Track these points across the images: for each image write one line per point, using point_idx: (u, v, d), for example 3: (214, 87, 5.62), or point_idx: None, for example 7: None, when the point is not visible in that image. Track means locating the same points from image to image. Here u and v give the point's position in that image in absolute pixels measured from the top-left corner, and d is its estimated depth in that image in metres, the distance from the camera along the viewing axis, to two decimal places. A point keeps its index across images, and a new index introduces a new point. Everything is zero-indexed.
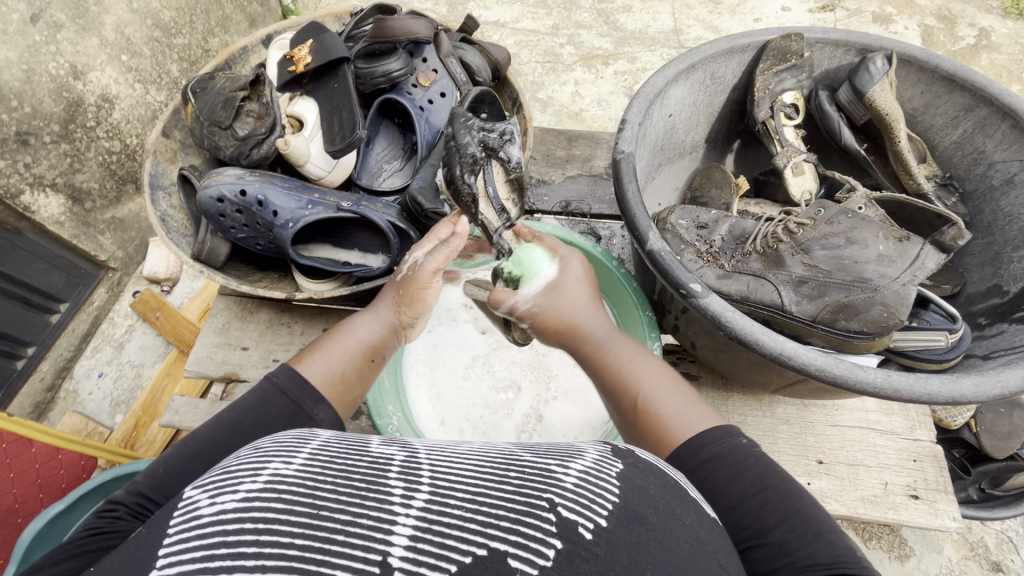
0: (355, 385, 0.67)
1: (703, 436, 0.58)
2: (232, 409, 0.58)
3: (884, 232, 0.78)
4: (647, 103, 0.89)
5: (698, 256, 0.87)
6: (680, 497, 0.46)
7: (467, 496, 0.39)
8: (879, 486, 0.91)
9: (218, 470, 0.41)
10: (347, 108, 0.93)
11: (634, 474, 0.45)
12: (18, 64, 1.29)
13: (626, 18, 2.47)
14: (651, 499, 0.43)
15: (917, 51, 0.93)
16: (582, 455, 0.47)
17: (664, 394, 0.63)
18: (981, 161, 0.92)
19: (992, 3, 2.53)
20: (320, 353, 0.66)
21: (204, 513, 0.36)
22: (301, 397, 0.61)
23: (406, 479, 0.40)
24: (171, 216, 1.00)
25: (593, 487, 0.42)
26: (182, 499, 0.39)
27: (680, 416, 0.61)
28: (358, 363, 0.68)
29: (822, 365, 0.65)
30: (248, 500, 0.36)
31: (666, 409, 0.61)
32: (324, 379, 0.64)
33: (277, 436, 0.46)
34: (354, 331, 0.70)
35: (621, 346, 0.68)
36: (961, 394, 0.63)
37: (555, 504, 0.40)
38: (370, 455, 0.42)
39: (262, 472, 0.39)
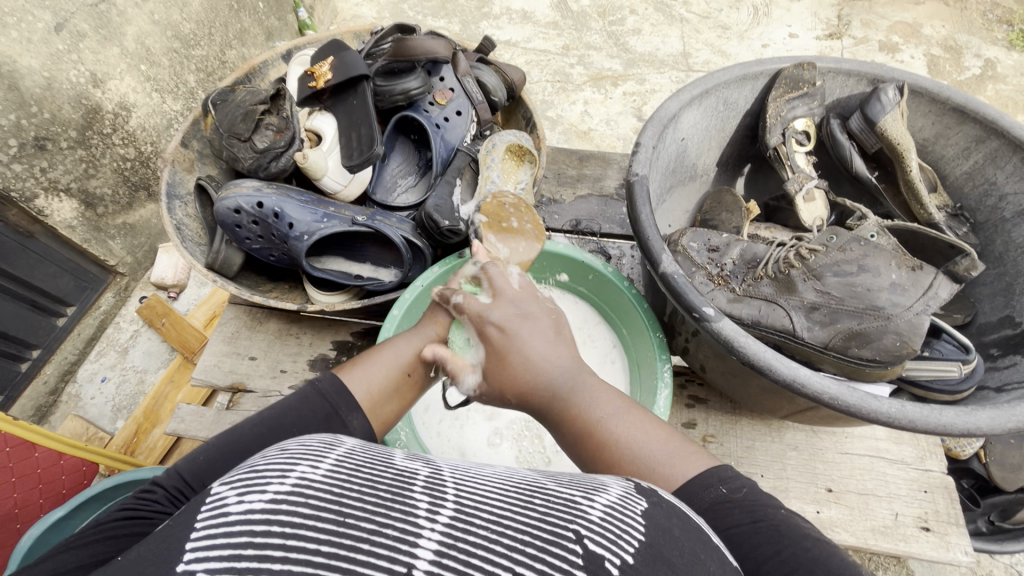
0: (390, 403, 0.63)
1: (694, 484, 0.51)
2: (273, 407, 0.59)
3: (897, 261, 0.77)
4: (661, 127, 0.90)
5: (709, 279, 0.88)
6: (704, 543, 0.44)
7: (491, 519, 0.39)
8: (889, 517, 0.90)
9: (247, 468, 0.41)
10: (366, 125, 0.95)
11: (658, 514, 0.44)
12: (40, 71, 1.31)
13: (635, 40, 2.52)
14: (676, 542, 0.42)
15: (928, 83, 0.94)
16: (606, 489, 0.46)
17: (642, 436, 0.55)
18: (992, 192, 0.93)
19: (998, 34, 2.57)
20: (360, 366, 0.64)
21: (232, 511, 0.36)
22: (338, 403, 0.60)
23: (431, 496, 0.40)
24: (187, 224, 1.01)
25: (620, 522, 0.41)
26: (210, 495, 0.39)
27: (663, 461, 0.53)
28: (394, 380, 0.64)
29: (837, 393, 0.64)
30: (276, 502, 0.36)
31: (646, 454, 0.54)
32: (362, 390, 0.62)
33: (302, 439, 0.46)
34: (398, 347, 0.66)
35: (594, 402, 0.58)
36: (976, 427, 0.62)
37: (581, 535, 0.39)
38: (395, 469, 0.43)
39: (291, 475, 0.39)
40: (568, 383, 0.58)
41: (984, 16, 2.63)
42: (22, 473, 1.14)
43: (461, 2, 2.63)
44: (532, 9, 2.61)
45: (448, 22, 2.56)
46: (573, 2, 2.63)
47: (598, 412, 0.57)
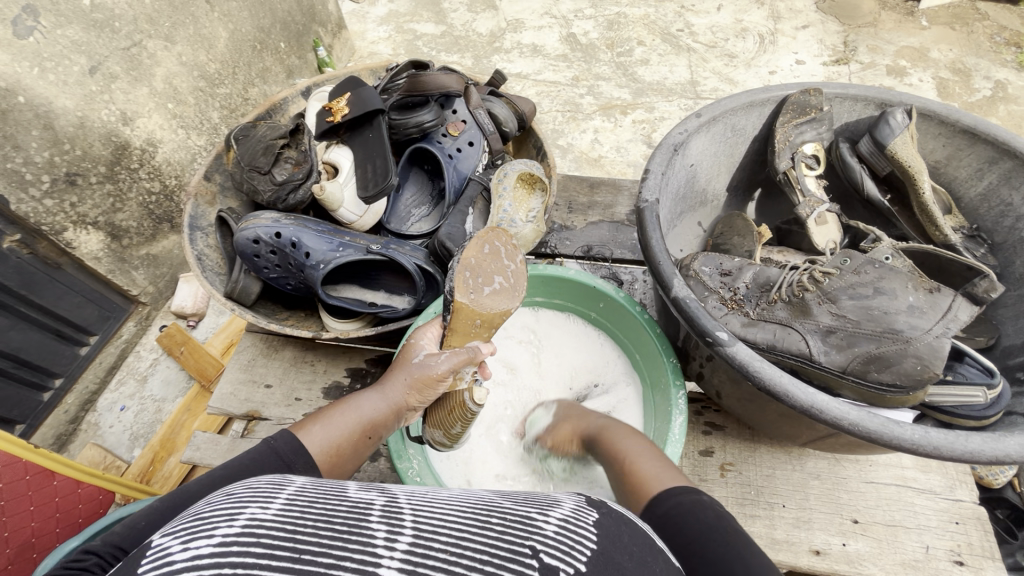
0: (348, 458, 0.67)
1: (674, 489, 0.61)
2: (223, 465, 0.58)
3: (913, 283, 0.76)
4: (669, 154, 0.92)
5: (722, 303, 0.88)
6: (650, 547, 0.47)
7: (450, 541, 0.40)
8: (920, 551, 0.86)
9: (191, 518, 0.41)
10: (381, 157, 0.98)
11: (608, 523, 0.47)
12: (74, 111, 1.37)
13: (644, 70, 2.57)
14: (625, 546, 0.45)
15: (936, 106, 0.95)
16: (559, 505, 0.48)
17: (651, 460, 0.68)
18: (1009, 213, 0.92)
19: (1007, 56, 2.58)
20: (321, 422, 0.66)
21: (177, 559, 0.35)
22: (295, 463, 0.61)
23: (389, 524, 0.40)
24: (207, 255, 1.04)
25: (573, 535, 0.43)
26: (152, 546, 0.38)
27: (656, 473, 0.65)
28: (356, 437, 0.68)
29: (856, 420, 0.63)
30: (225, 545, 0.36)
31: (644, 468, 0.67)
32: (321, 450, 0.64)
33: (248, 483, 0.46)
34: (361, 405, 0.70)
35: (626, 434, 0.75)
36: (1006, 454, 0.60)
37: (537, 550, 0.41)
38: (349, 501, 0.43)
39: (239, 517, 0.39)
40: (603, 425, 0.79)
41: (992, 38, 2.65)
42: (40, 501, 1.15)
43: (474, 38, 2.72)
44: (542, 43, 2.69)
45: (461, 56, 2.65)
46: (582, 35, 2.71)
47: (631, 441, 0.72)
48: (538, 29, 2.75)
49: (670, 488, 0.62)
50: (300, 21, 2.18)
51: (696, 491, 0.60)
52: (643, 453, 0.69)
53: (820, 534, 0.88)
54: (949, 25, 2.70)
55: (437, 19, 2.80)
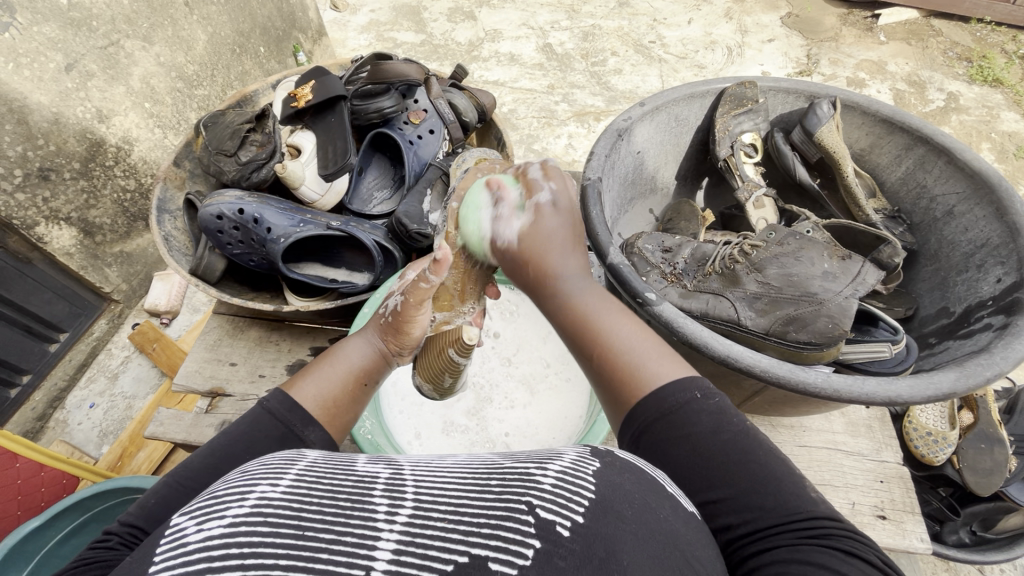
0: (346, 410, 0.67)
1: (675, 388, 0.53)
2: (222, 437, 0.59)
3: (828, 252, 0.83)
4: (613, 138, 0.98)
5: (663, 277, 0.94)
6: (657, 492, 0.48)
7: (449, 509, 0.41)
8: (846, 507, 0.92)
9: (206, 497, 0.43)
10: (342, 139, 1.03)
11: (609, 472, 0.47)
12: (49, 108, 1.40)
13: (617, 79, 2.67)
14: (626, 494, 0.45)
15: (858, 98, 1.03)
16: (561, 455, 0.49)
17: (629, 337, 0.58)
18: (924, 195, 0.99)
19: (959, 70, 2.74)
20: (310, 377, 0.67)
21: (191, 541, 0.38)
22: (292, 420, 0.62)
23: (391, 496, 0.42)
24: (174, 236, 1.08)
25: (571, 486, 0.44)
26: (170, 527, 0.41)
27: (645, 364, 0.56)
28: (350, 388, 0.68)
29: (767, 366, 0.68)
30: (234, 525, 0.38)
31: (631, 357, 0.56)
32: (317, 405, 0.64)
33: (263, 460, 0.48)
34: (347, 355, 0.70)
35: (595, 301, 0.61)
36: (897, 395, 0.65)
37: (534, 506, 0.42)
38: (355, 475, 0.45)
39: (249, 496, 0.41)
40: (580, 289, 0.62)
41: (945, 54, 2.81)
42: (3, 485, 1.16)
43: (452, 47, 2.80)
44: (520, 52, 2.78)
45: (440, 64, 2.72)
46: (558, 46, 2.80)
47: (605, 317, 0.60)
48: (515, 39, 2.84)
49: (669, 386, 0.54)
50: (280, 27, 2.23)
51: (694, 388, 0.53)
52: (622, 331, 0.59)
53: None
54: (905, 41, 2.85)
55: (417, 28, 2.88)
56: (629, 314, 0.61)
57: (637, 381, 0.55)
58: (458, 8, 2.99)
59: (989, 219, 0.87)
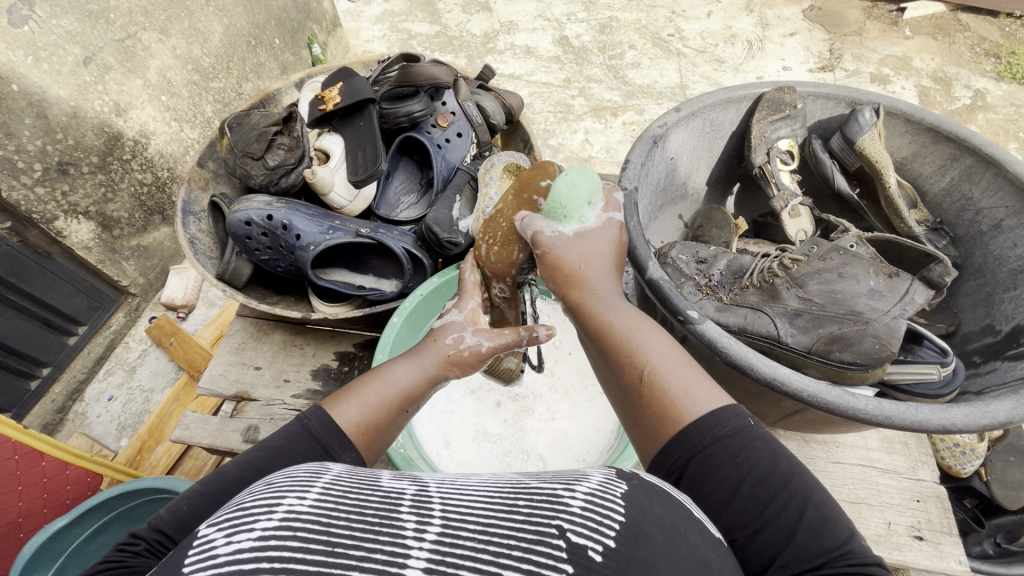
0: (384, 435, 0.64)
1: (717, 417, 0.52)
2: (258, 448, 0.55)
3: (874, 268, 0.81)
4: (649, 146, 0.96)
5: (698, 289, 0.92)
6: (684, 516, 0.47)
7: (478, 528, 0.40)
8: (882, 526, 0.90)
9: (232, 507, 0.42)
10: (370, 144, 1.03)
11: (637, 495, 0.47)
12: (67, 101, 1.39)
13: (634, 73, 2.62)
14: (656, 519, 0.45)
15: (903, 105, 0.99)
16: (588, 478, 0.48)
17: (660, 354, 0.59)
18: (969, 207, 0.96)
19: (986, 67, 2.66)
20: (353, 398, 0.63)
21: (220, 552, 0.37)
22: (330, 444, 0.58)
23: (418, 513, 0.41)
24: (199, 239, 1.07)
25: (600, 509, 0.44)
26: (196, 539, 0.39)
27: (687, 394, 0.54)
28: (393, 412, 0.64)
29: (816, 391, 0.67)
30: (264, 539, 0.37)
31: (672, 385, 0.56)
32: (357, 429, 0.60)
33: (287, 472, 0.47)
34: (396, 376, 0.67)
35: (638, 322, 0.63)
36: (952, 423, 0.63)
37: (565, 530, 0.41)
38: (381, 490, 0.44)
39: (278, 509, 0.40)
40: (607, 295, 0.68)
41: (972, 49, 2.73)
42: (29, 482, 1.17)
43: (467, 39, 2.76)
44: (535, 44, 2.73)
45: (455, 56, 2.68)
46: (574, 38, 2.76)
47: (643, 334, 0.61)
48: (531, 31, 2.79)
49: (715, 414, 0.52)
50: (295, 18, 2.20)
51: (739, 416, 0.52)
52: (659, 350, 0.59)
53: None
54: (931, 36, 2.77)
55: (431, 19, 2.84)
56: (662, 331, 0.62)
57: (676, 413, 0.53)
58: None
59: None
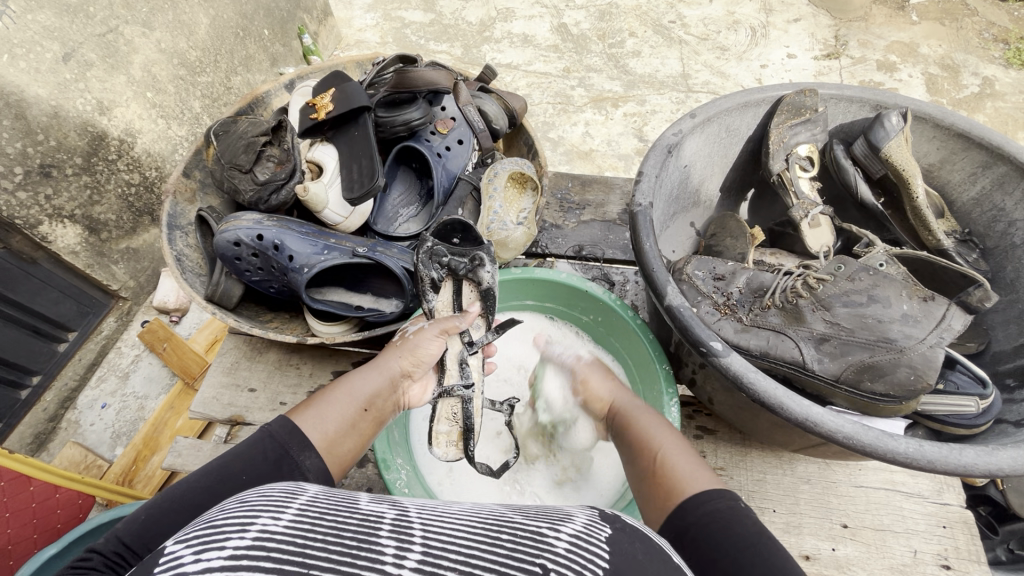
0: (349, 438, 0.67)
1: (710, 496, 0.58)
2: (218, 457, 0.58)
3: (907, 291, 0.76)
4: (664, 155, 0.90)
5: (716, 309, 0.86)
6: (665, 561, 0.46)
7: (460, 559, 0.39)
8: (908, 554, 0.87)
9: (202, 525, 0.40)
10: (367, 157, 0.96)
11: (621, 539, 0.46)
12: (47, 100, 1.31)
13: (635, 62, 2.54)
14: (637, 564, 0.43)
15: (931, 109, 0.94)
16: (571, 518, 0.47)
17: (666, 440, 0.69)
18: (1001, 219, 0.91)
19: (995, 53, 2.58)
20: (316, 406, 0.67)
21: (188, 570, 0.35)
22: (290, 444, 0.61)
23: (398, 539, 0.40)
24: (187, 255, 1.01)
25: (585, 552, 0.42)
26: (164, 554, 0.37)
27: (689, 474, 0.62)
28: (353, 415, 0.69)
29: (851, 433, 0.62)
30: (235, 557, 0.35)
31: (677, 468, 0.63)
32: (319, 433, 0.64)
33: (260, 490, 0.45)
34: (353, 384, 0.72)
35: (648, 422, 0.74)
36: (998, 467, 0.60)
37: (549, 568, 0.39)
38: (360, 513, 0.42)
39: (250, 528, 0.38)
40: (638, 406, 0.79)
41: (981, 34, 2.64)
42: (16, 508, 1.12)
43: (463, 27, 2.66)
44: (533, 32, 2.64)
45: (450, 45, 2.59)
46: (573, 26, 2.66)
47: (650, 425, 0.73)
48: (529, 19, 2.69)
49: (710, 493, 0.59)
50: (284, 7, 2.11)
51: (733, 498, 0.58)
52: (668, 441, 0.68)
53: (810, 538, 0.88)
54: (939, 20, 2.67)
55: (425, 7, 2.73)
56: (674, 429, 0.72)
57: (680, 487, 0.61)
58: None
59: None
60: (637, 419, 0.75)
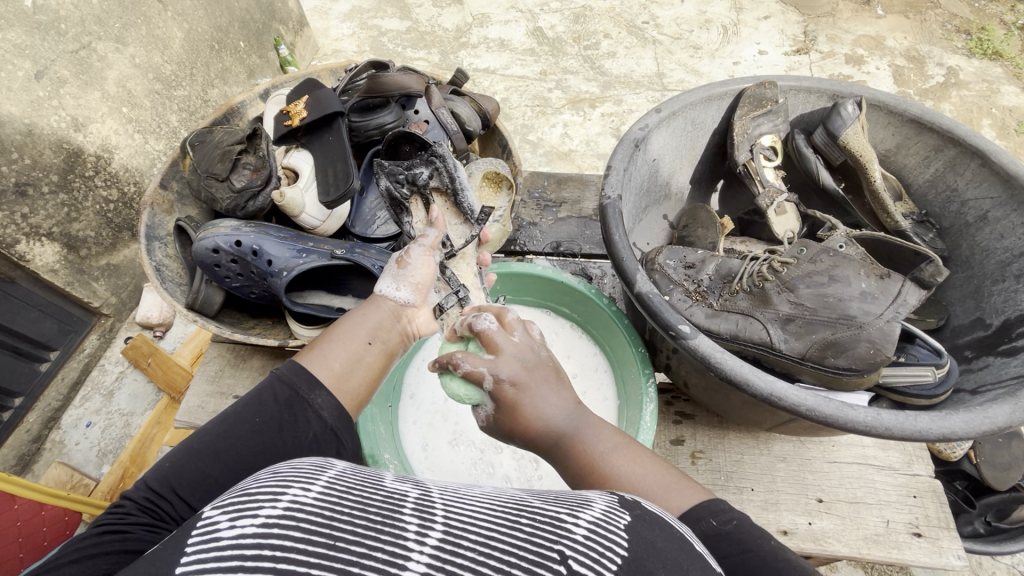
0: (357, 375, 0.65)
1: (693, 517, 0.51)
2: (234, 405, 0.60)
3: (865, 270, 0.79)
4: (631, 149, 0.93)
5: (687, 295, 0.89)
6: (684, 550, 0.43)
7: (479, 539, 0.39)
8: (881, 525, 0.90)
9: (240, 491, 0.42)
10: (341, 161, 0.98)
11: (640, 528, 0.43)
12: (21, 119, 1.30)
13: (611, 63, 2.58)
14: (658, 553, 0.41)
15: (884, 97, 0.98)
16: (590, 505, 0.46)
17: (635, 472, 0.56)
18: (954, 198, 0.96)
19: (958, 43, 2.65)
20: (318, 345, 0.66)
21: (223, 536, 0.37)
22: (298, 385, 0.61)
23: (421, 517, 0.40)
24: (166, 265, 1.01)
25: (604, 539, 0.41)
26: (201, 518, 0.39)
27: (658, 501, 0.53)
28: (360, 352, 0.66)
29: (813, 405, 0.65)
30: (266, 527, 0.37)
31: (641, 496, 0.54)
32: (324, 371, 0.63)
33: (294, 462, 0.46)
34: (352, 316, 0.70)
35: (594, 437, 0.59)
36: (952, 432, 0.63)
37: (566, 555, 0.39)
38: (385, 490, 0.43)
39: (283, 498, 0.39)
40: (572, 426, 0.60)
41: (943, 26, 2.72)
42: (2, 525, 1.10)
43: (440, 34, 2.68)
44: (509, 37, 2.67)
45: (428, 52, 2.61)
46: (549, 29, 2.70)
47: (607, 459, 0.57)
48: (505, 23, 2.72)
49: (690, 514, 0.52)
50: (258, 19, 2.12)
51: (715, 511, 0.51)
52: (635, 472, 0.56)
53: (787, 514, 0.91)
54: (903, 14, 2.75)
55: (401, 14, 2.75)
56: (633, 447, 0.59)
57: None
58: None
59: None
60: (583, 444, 0.59)
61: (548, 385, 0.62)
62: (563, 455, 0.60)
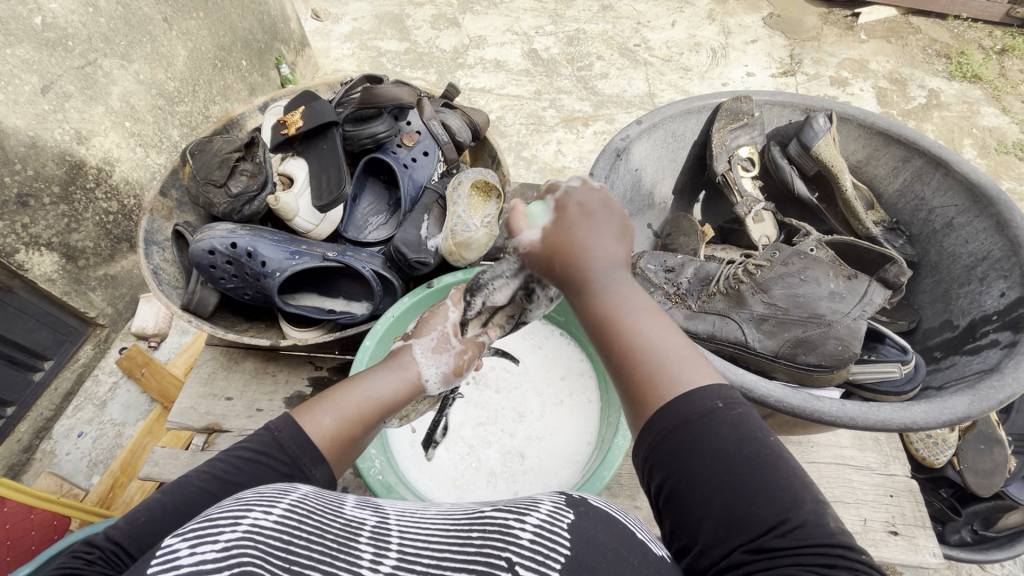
0: (356, 444, 0.63)
1: (696, 397, 0.49)
2: (226, 458, 0.56)
3: (834, 271, 0.83)
4: (612, 158, 0.97)
5: (666, 298, 0.92)
6: (630, 545, 0.46)
7: (431, 562, 0.42)
8: (859, 523, 0.92)
9: (200, 518, 0.42)
10: (334, 168, 1.02)
11: (584, 524, 0.45)
12: (25, 131, 1.35)
13: (603, 83, 2.66)
14: (598, 548, 0.44)
15: (854, 111, 1.03)
16: (537, 505, 0.47)
17: (658, 339, 0.54)
18: (922, 207, 1.00)
19: (939, 67, 2.75)
20: (328, 405, 0.62)
21: (184, 562, 0.37)
22: (301, 457, 0.58)
23: (375, 544, 0.43)
24: (163, 269, 1.04)
25: (549, 540, 0.43)
26: (160, 547, 0.39)
27: (671, 370, 0.51)
28: (365, 423, 0.63)
29: (781, 396, 0.68)
30: (227, 549, 0.38)
31: (655, 359, 0.52)
32: (326, 438, 0.60)
33: (255, 489, 0.47)
34: (373, 386, 0.65)
35: (627, 296, 0.57)
36: (912, 421, 0.66)
37: (514, 562, 0.41)
38: (343, 517, 0.45)
39: (242, 521, 0.40)
40: (614, 279, 0.58)
41: (925, 50, 2.81)
42: None
43: (438, 54, 2.77)
44: (505, 58, 2.76)
45: (426, 72, 2.69)
46: (543, 51, 2.79)
47: (636, 315, 0.55)
48: (501, 45, 2.81)
49: (693, 394, 0.49)
50: (261, 39, 2.19)
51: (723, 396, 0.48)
52: (657, 339, 0.54)
53: None
54: (885, 39, 2.85)
55: (401, 36, 2.84)
56: (662, 316, 0.56)
57: (661, 389, 0.50)
58: (442, 14, 2.95)
59: (989, 232, 0.87)
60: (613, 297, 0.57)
61: (612, 233, 0.60)
62: (590, 300, 0.57)
